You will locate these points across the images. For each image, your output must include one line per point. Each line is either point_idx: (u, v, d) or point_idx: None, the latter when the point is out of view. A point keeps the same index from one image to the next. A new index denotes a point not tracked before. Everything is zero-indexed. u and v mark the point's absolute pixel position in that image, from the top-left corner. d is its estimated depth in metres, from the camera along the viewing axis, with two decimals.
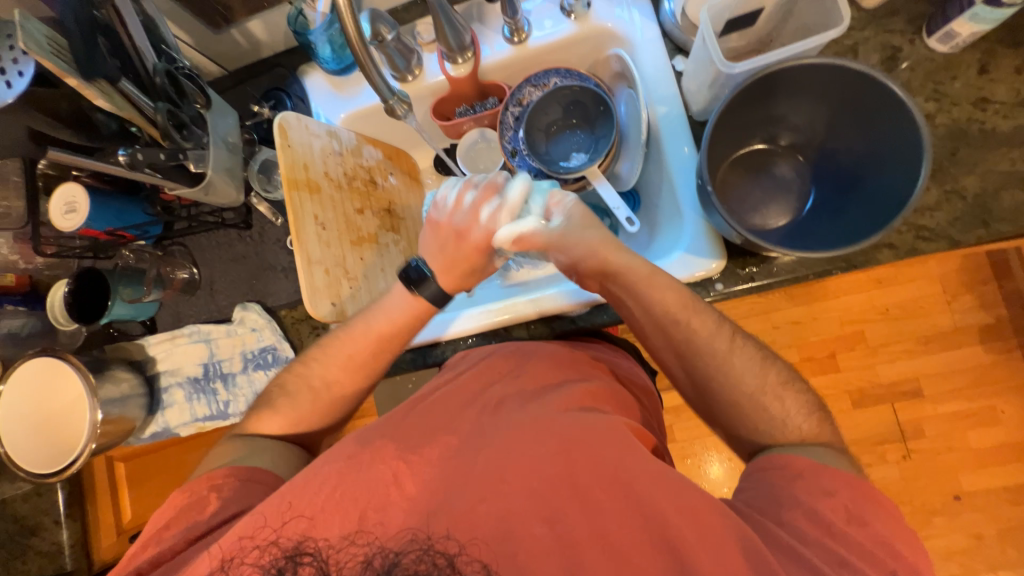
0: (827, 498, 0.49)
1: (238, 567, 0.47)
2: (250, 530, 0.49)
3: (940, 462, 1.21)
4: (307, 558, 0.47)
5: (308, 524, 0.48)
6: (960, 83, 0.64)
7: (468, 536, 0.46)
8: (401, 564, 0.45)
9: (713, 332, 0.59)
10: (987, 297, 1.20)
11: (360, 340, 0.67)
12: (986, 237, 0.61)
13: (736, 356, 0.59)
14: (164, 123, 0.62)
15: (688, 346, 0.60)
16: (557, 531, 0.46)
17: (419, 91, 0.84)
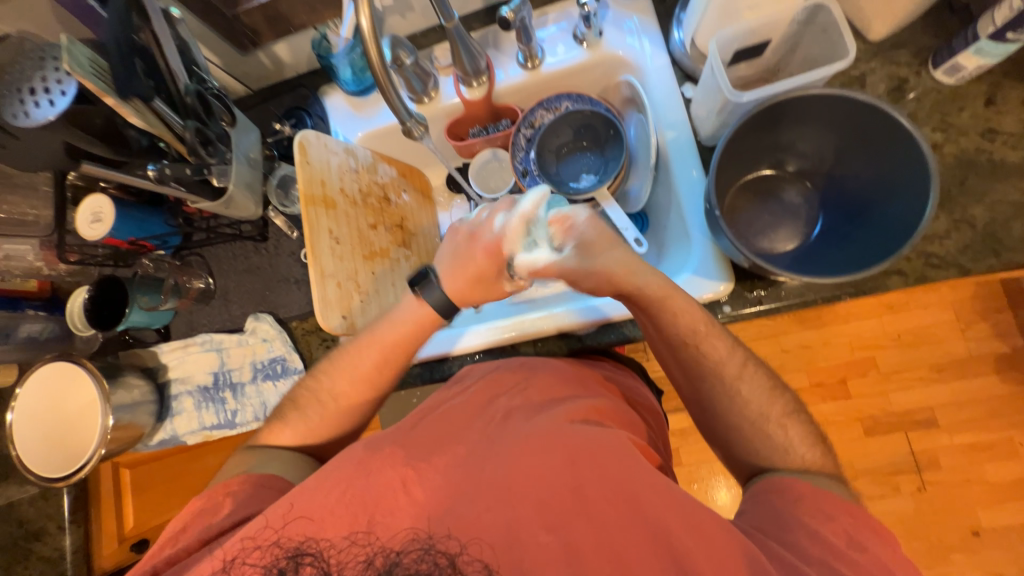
0: (836, 526, 0.48)
1: (239, 567, 0.48)
2: (252, 531, 0.50)
3: (956, 495, 1.17)
4: (309, 558, 0.48)
5: (308, 523, 0.49)
6: (967, 114, 0.65)
7: (468, 535, 0.47)
8: (401, 564, 0.47)
9: (727, 354, 0.60)
10: (1002, 326, 1.18)
11: (365, 349, 0.67)
12: (997, 266, 0.61)
13: (745, 380, 0.59)
14: (192, 140, 0.65)
15: (699, 366, 0.61)
16: (561, 538, 0.47)
17: (434, 112, 0.86)
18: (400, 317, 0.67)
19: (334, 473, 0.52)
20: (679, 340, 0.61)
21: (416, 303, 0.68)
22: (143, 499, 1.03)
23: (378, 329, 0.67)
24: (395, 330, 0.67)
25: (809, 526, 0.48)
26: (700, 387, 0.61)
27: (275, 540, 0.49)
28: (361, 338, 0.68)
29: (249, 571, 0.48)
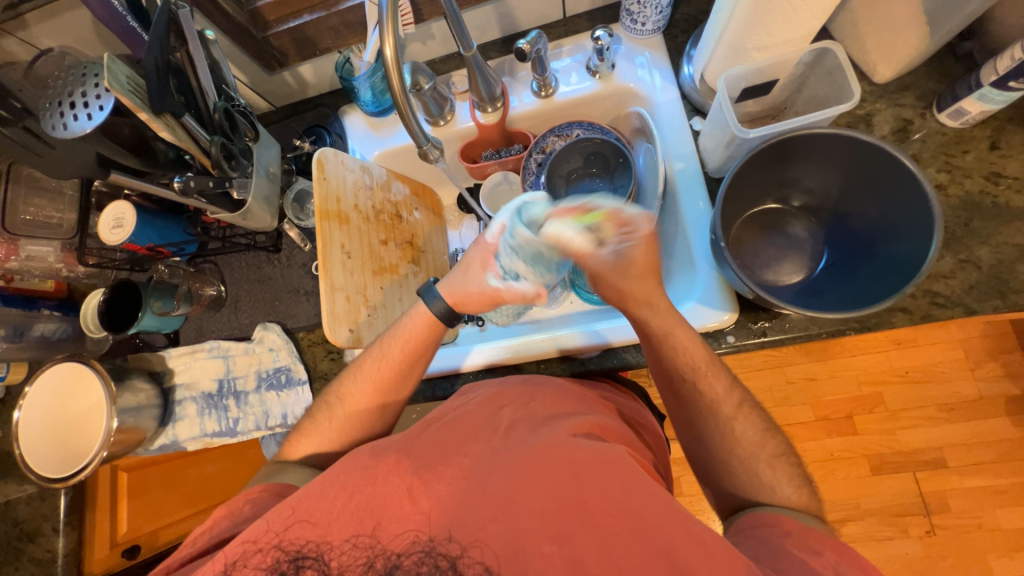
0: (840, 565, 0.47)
1: (239, 569, 0.48)
2: (253, 534, 0.50)
3: (967, 541, 1.13)
4: (309, 561, 0.48)
5: (309, 527, 0.50)
6: (972, 157, 0.66)
7: (469, 537, 0.47)
8: (401, 565, 0.47)
9: (726, 393, 0.60)
10: (1012, 367, 1.16)
11: (369, 365, 0.69)
12: (1002, 307, 0.61)
13: (742, 417, 0.59)
14: (217, 154, 0.67)
15: (697, 400, 0.61)
16: (567, 549, 0.46)
17: (449, 135, 0.89)
18: (408, 333, 0.69)
19: (338, 478, 0.53)
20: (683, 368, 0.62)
21: (425, 315, 0.69)
22: (143, 503, 1.02)
23: (385, 344, 0.68)
24: (400, 350, 0.68)
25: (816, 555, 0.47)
26: (699, 416, 0.61)
27: (276, 546, 0.49)
28: (370, 355, 0.70)
29: (250, 569, 0.48)
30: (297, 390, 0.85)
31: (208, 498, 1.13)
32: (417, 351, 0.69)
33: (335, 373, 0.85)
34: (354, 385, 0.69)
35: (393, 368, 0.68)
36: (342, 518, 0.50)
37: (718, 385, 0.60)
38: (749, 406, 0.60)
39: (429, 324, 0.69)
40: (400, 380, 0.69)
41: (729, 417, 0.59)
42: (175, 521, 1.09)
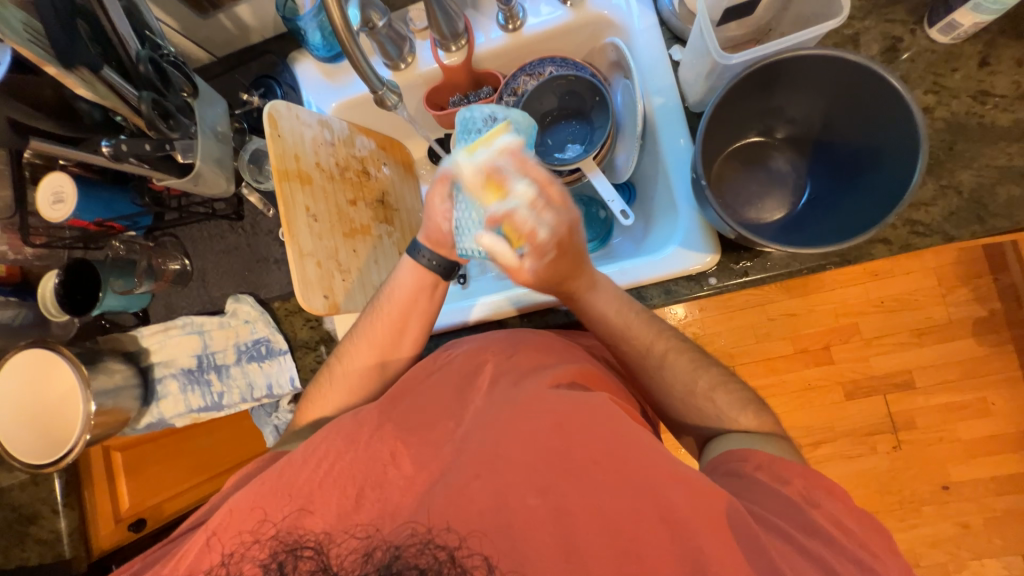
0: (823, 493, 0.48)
1: (239, 566, 0.47)
2: (251, 525, 0.49)
3: (930, 453, 1.22)
4: (308, 552, 0.46)
5: (312, 518, 0.48)
6: (961, 75, 0.63)
7: (468, 527, 0.46)
8: (402, 557, 0.44)
9: (653, 334, 0.63)
10: (981, 290, 1.20)
11: (369, 324, 0.68)
12: (980, 232, 0.61)
13: (679, 358, 0.62)
14: (149, 113, 0.61)
15: (631, 351, 0.63)
16: (551, 502, 0.47)
17: (411, 79, 0.82)
18: (400, 286, 0.67)
19: (323, 445, 0.53)
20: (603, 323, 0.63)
21: (413, 267, 0.67)
22: (144, 478, 1.03)
23: (381, 301, 0.68)
24: (393, 305, 0.67)
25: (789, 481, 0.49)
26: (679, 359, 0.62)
27: (265, 512, 0.50)
28: (368, 314, 0.69)
29: (249, 565, 0.47)
30: (279, 360, 0.83)
31: (211, 470, 1.14)
32: (409, 309, 0.67)
33: (316, 340, 0.83)
34: (354, 342, 0.69)
35: (390, 328, 0.67)
36: (330, 482, 0.50)
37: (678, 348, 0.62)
38: (685, 346, 0.63)
39: (420, 277, 0.67)
40: (393, 339, 0.68)
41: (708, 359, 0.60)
42: (181, 492, 1.10)
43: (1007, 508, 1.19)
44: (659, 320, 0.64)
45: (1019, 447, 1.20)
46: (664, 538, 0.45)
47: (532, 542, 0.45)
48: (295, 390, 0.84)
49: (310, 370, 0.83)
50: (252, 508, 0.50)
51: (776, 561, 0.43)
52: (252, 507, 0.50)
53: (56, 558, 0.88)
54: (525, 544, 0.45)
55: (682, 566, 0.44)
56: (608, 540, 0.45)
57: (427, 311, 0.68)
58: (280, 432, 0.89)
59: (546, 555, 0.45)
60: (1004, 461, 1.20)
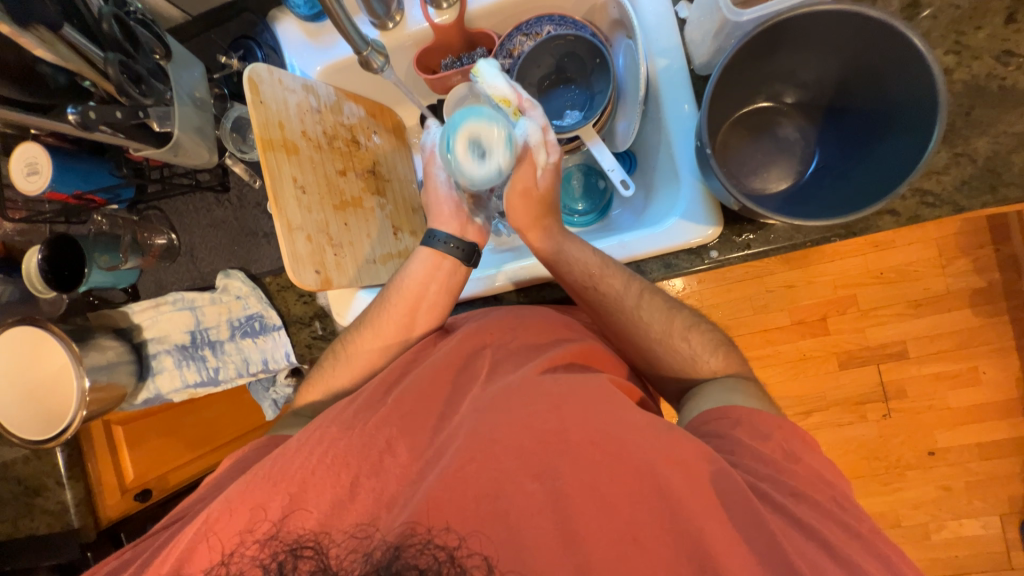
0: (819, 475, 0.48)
1: (239, 559, 0.47)
2: (247, 522, 0.49)
3: (920, 420, 1.25)
4: (309, 552, 0.46)
5: (306, 515, 0.48)
6: (985, 33, 0.59)
7: (467, 526, 0.46)
8: (402, 558, 0.42)
9: (675, 308, 0.63)
10: (982, 261, 1.19)
11: (378, 314, 0.68)
12: (991, 203, 0.59)
13: (695, 335, 0.61)
14: (117, 76, 0.57)
15: (602, 299, 0.63)
16: (547, 486, 0.47)
17: (400, 40, 0.77)
18: (411, 276, 0.68)
19: (320, 432, 0.54)
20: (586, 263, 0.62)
21: (433, 254, 0.68)
22: (144, 452, 1.04)
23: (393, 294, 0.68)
24: (401, 296, 0.67)
25: (785, 458, 0.49)
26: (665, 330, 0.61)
27: (262, 494, 0.50)
28: (376, 304, 0.69)
29: (248, 564, 0.46)
30: (273, 336, 0.82)
31: (212, 444, 1.16)
32: (419, 298, 0.68)
33: (310, 316, 0.82)
34: (365, 337, 0.68)
35: (399, 320, 0.68)
36: (327, 464, 0.51)
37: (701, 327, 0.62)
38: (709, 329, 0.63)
39: (438, 264, 0.68)
40: (407, 327, 0.68)
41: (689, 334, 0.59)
42: (183, 465, 1.12)
43: (990, 472, 1.23)
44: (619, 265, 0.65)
45: (1006, 414, 1.22)
46: (660, 517, 0.45)
47: (528, 527, 0.46)
48: (292, 365, 0.83)
49: (305, 345, 0.83)
50: (248, 504, 0.50)
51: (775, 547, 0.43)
52: (248, 503, 0.50)
53: (64, 528, 0.89)
54: (522, 528, 0.46)
55: (675, 543, 0.45)
56: (605, 520, 0.46)
57: (438, 302, 0.69)
58: (279, 406, 0.92)
59: (542, 539, 0.45)
60: (990, 427, 1.23)
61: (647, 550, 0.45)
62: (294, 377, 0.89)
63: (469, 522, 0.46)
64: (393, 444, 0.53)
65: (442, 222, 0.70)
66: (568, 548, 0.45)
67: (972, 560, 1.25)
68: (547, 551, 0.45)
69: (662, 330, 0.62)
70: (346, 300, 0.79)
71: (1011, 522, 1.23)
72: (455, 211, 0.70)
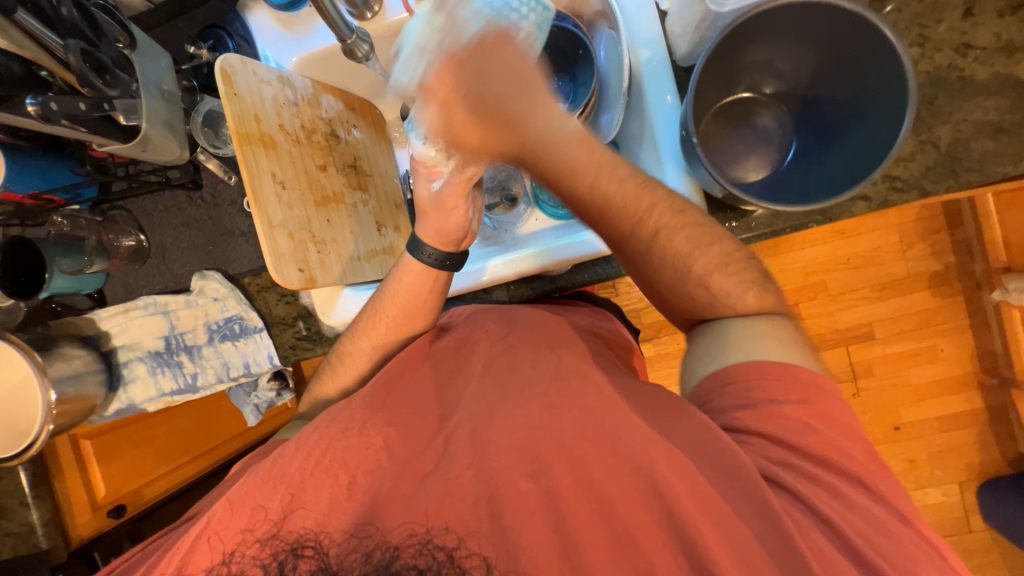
0: None
1: (239, 559, 0.46)
2: (246, 523, 0.48)
3: (887, 397, 1.32)
4: (309, 551, 0.46)
5: (307, 514, 0.48)
6: (945, 26, 0.63)
7: (468, 529, 0.45)
8: (401, 557, 0.43)
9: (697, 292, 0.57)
10: (939, 245, 1.26)
11: (369, 321, 0.66)
12: (954, 186, 0.62)
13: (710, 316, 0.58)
14: (80, 64, 0.54)
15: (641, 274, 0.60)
16: (542, 482, 0.47)
17: (379, 30, 0.75)
18: (405, 286, 0.64)
19: (316, 433, 0.54)
20: (621, 213, 0.55)
21: (417, 267, 0.64)
22: (117, 466, 0.99)
23: (386, 305, 0.65)
24: (396, 307, 0.65)
25: None
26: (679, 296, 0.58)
27: (253, 500, 0.49)
28: (369, 311, 0.66)
29: (249, 564, 0.46)
30: (254, 338, 0.80)
31: (189, 453, 1.10)
32: (415, 307, 0.65)
33: (293, 316, 0.80)
34: (361, 344, 0.67)
35: (393, 325, 0.65)
36: (325, 466, 0.51)
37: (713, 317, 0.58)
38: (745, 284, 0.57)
39: (423, 275, 0.64)
40: (401, 332, 0.66)
41: (707, 294, 0.56)
42: (156, 479, 1.07)
43: (949, 443, 1.31)
44: (688, 204, 0.57)
45: (964, 387, 1.30)
46: (655, 510, 0.46)
47: (522, 523, 0.46)
48: (275, 367, 0.81)
49: (288, 346, 0.81)
50: (246, 506, 0.49)
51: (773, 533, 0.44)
52: (245, 505, 0.49)
53: (32, 550, 0.84)
54: (518, 526, 0.46)
55: (671, 537, 0.45)
56: (601, 513, 0.46)
57: (428, 305, 0.65)
58: (261, 411, 0.90)
59: (540, 538, 0.45)
60: (950, 401, 1.31)
61: (644, 551, 0.44)
62: (276, 381, 0.87)
63: (470, 522, 0.46)
64: (394, 443, 0.52)
65: (424, 224, 0.62)
66: (565, 543, 0.45)
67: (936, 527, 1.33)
68: (546, 550, 0.45)
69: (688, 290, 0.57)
70: (332, 299, 0.78)
71: (969, 489, 1.31)
72: (474, 215, 0.63)
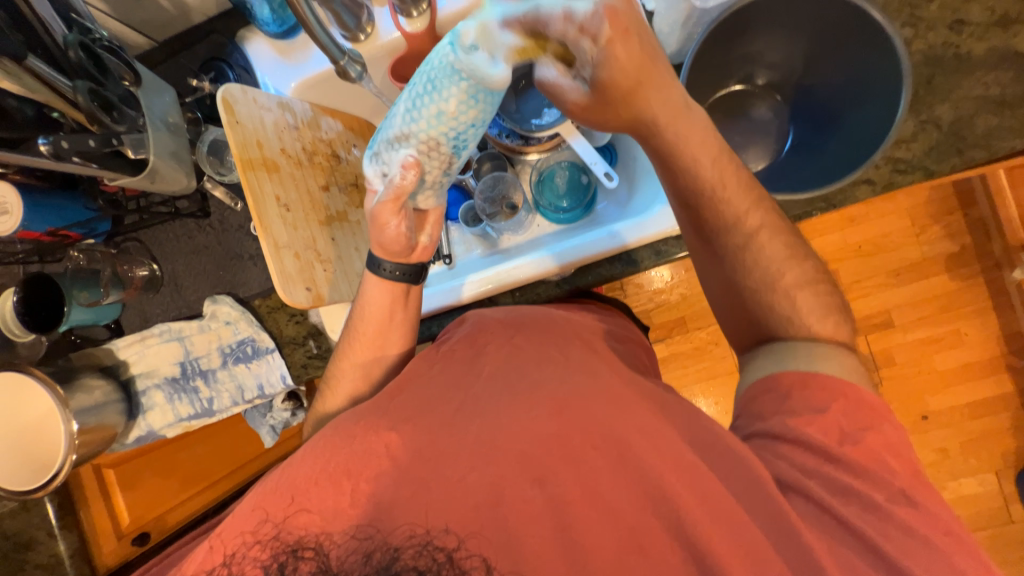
0: (833, 448, 0.48)
1: (239, 566, 0.46)
2: (252, 526, 0.48)
3: (910, 385, 1.28)
4: (309, 553, 0.46)
5: (309, 516, 0.47)
6: (936, 5, 0.62)
7: (468, 530, 0.46)
8: (401, 558, 0.44)
9: None
10: (953, 226, 1.23)
11: (352, 337, 0.66)
12: (959, 165, 0.61)
13: None
14: (88, 104, 0.57)
15: None
16: (547, 491, 0.48)
17: (374, 51, 0.77)
18: (371, 302, 0.64)
19: (322, 443, 0.53)
20: None
21: (380, 284, 0.63)
22: (139, 494, 1.00)
23: (359, 322, 0.65)
24: (392, 319, 0.65)
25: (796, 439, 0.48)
26: None
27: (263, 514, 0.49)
28: (347, 331, 0.67)
29: (250, 565, 0.46)
30: (266, 359, 0.81)
31: (209, 478, 1.11)
32: (389, 321, 0.65)
33: (303, 336, 0.81)
34: (361, 359, 0.66)
35: (378, 341, 0.65)
36: (328, 473, 0.49)
37: None
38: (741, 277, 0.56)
39: (392, 291, 0.63)
40: (383, 345, 0.66)
41: None
42: (180, 503, 1.07)
43: (979, 431, 1.27)
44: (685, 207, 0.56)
45: (992, 370, 1.26)
46: (665, 510, 0.47)
47: (531, 526, 0.46)
48: (288, 387, 0.82)
49: (300, 365, 0.81)
50: (254, 510, 0.49)
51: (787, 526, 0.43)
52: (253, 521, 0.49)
53: None
54: (527, 530, 0.46)
55: (673, 538, 0.46)
56: (608, 514, 0.46)
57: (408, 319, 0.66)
58: (277, 431, 0.90)
59: (546, 540, 0.46)
60: (978, 385, 1.26)
61: (651, 548, 0.45)
62: (290, 401, 0.88)
63: (470, 524, 0.46)
64: (396, 447, 0.51)
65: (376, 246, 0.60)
66: (574, 544, 0.46)
67: (974, 518, 1.28)
68: (553, 552, 0.45)
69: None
70: (339, 315, 0.78)
71: (1007, 478, 1.26)
72: (412, 229, 0.59)
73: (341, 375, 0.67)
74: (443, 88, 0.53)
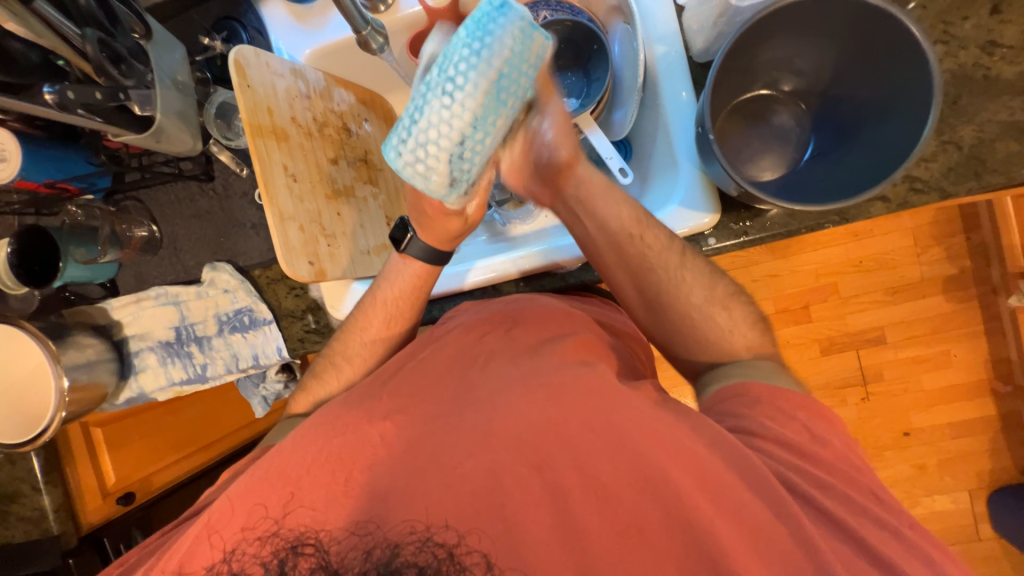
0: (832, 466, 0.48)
1: (239, 558, 0.47)
2: (249, 521, 0.49)
3: (896, 401, 1.30)
4: (309, 549, 0.46)
5: (306, 512, 0.48)
6: (971, 23, 0.61)
7: (467, 526, 0.46)
8: (401, 555, 0.45)
9: (698, 287, 0.59)
10: (954, 249, 1.23)
11: (359, 313, 0.66)
12: (975, 188, 0.61)
13: (716, 309, 0.59)
14: (96, 54, 0.55)
15: (648, 277, 0.60)
16: (546, 477, 0.48)
17: (394, 23, 0.75)
18: (393, 286, 0.65)
19: (318, 430, 0.53)
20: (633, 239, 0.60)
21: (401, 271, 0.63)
22: (126, 453, 1.00)
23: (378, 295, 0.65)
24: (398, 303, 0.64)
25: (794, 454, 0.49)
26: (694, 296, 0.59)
27: (259, 498, 0.49)
28: (357, 306, 0.66)
29: (249, 563, 0.47)
30: (264, 330, 0.80)
31: (197, 442, 1.11)
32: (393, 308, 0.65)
33: (302, 309, 0.80)
34: (362, 340, 0.66)
35: (380, 323, 0.65)
36: (326, 460, 0.50)
37: (722, 322, 0.58)
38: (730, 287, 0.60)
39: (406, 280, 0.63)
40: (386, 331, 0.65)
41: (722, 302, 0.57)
42: (168, 465, 1.08)
43: (958, 450, 1.29)
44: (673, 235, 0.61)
45: (977, 393, 1.28)
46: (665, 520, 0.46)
47: (530, 527, 0.46)
48: (283, 359, 0.81)
49: (297, 339, 0.81)
50: (247, 504, 0.49)
51: (783, 549, 0.43)
52: (249, 503, 0.49)
53: (44, 534, 0.85)
54: (524, 529, 0.46)
55: (674, 537, 0.46)
56: (606, 520, 0.47)
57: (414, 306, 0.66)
58: (268, 403, 0.90)
59: (543, 540, 0.46)
60: (963, 407, 1.28)
61: (650, 541, 0.45)
62: (284, 372, 0.88)
63: (469, 519, 0.46)
64: (392, 436, 0.52)
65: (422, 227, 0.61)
66: (573, 546, 0.46)
67: (944, 534, 1.31)
68: (549, 552, 0.45)
69: (697, 293, 0.59)
70: (340, 292, 0.77)
71: (980, 496, 1.29)
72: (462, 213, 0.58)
73: (342, 355, 0.66)
74: (513, 95, 0.44)
